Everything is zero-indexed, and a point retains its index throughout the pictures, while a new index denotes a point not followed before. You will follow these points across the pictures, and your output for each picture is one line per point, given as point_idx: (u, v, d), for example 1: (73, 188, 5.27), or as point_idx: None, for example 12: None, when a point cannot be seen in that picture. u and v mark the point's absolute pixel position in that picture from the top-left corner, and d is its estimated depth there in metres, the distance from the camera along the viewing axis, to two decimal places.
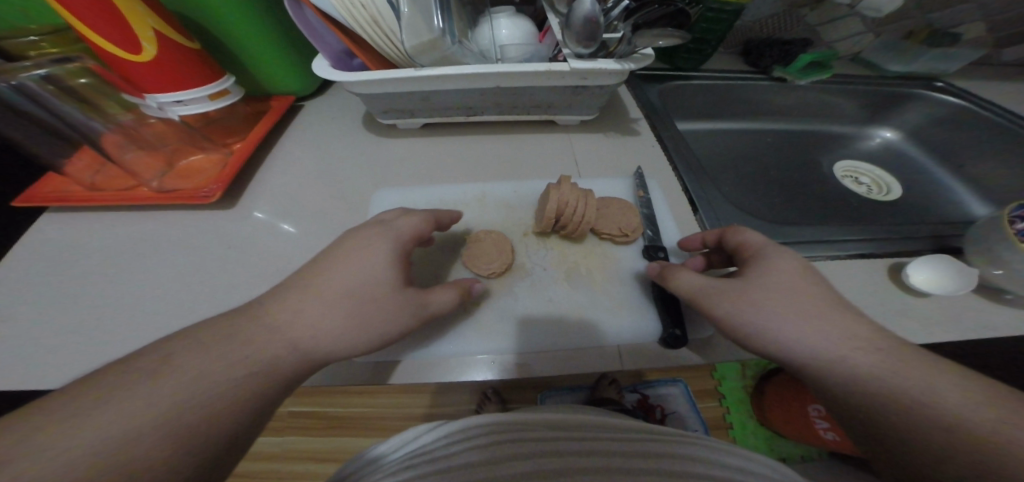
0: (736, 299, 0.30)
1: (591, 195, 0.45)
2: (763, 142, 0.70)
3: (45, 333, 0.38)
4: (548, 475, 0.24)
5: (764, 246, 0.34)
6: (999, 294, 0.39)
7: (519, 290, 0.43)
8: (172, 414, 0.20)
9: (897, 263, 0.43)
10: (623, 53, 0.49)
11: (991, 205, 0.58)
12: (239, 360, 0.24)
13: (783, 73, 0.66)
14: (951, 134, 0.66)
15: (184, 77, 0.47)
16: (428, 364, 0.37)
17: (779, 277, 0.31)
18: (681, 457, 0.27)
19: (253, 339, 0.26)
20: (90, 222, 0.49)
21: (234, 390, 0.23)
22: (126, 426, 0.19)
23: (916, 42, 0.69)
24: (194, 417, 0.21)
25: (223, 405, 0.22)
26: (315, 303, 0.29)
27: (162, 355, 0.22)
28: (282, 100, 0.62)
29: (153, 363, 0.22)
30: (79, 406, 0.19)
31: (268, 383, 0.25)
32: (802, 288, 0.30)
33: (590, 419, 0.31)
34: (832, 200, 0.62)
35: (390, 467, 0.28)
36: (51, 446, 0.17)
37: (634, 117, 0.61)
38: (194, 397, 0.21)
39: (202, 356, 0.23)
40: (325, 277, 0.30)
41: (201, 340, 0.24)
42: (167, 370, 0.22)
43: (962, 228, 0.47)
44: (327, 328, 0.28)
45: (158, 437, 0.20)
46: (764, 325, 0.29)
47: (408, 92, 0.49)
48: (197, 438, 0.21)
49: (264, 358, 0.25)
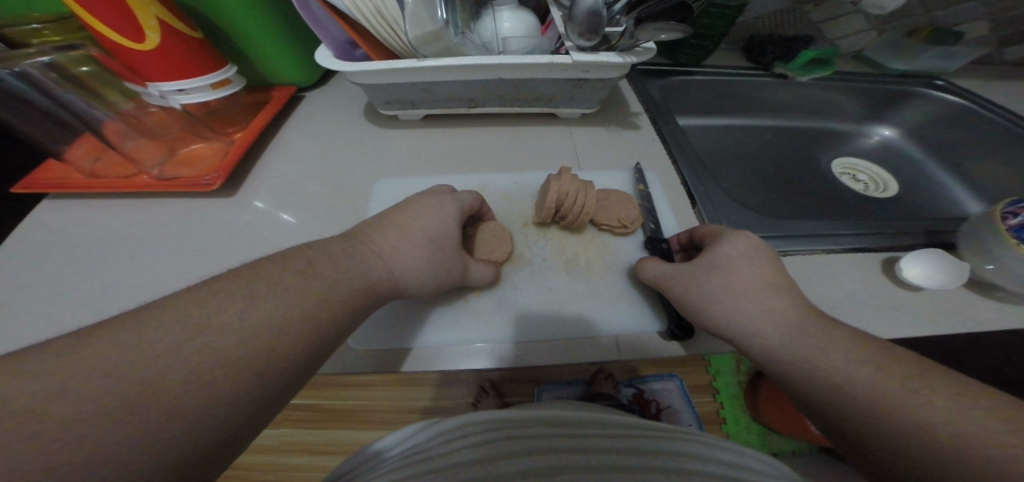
0: (684, 285, 0.36)
1: (591, 186, 0.45)
2: (763, 138, 0.70)
3: (53, 315, 0.39)
4: (561, 471, 0.24)
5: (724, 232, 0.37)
6: (988, 289, 0.40)
7: (519, 279, 0.44)
8: (314, 307, 0.25)
9: (890, 257, 0.44)
10: (624, 47, 0.49)
11: (987, 202, 0.59)
12: (356, 272, 0.29)
13: (784, 70, 0.67)
14: (950, 132, 0.67)
15: (188, 67, 0.47)
16: (431, 351, 0.38)
17: (731, 268, 0.34)
18: (672, 452, 0.27)
19: (354, 263, 0.30)
20: (93, 208, 0.49)
21: (341, 303, 0.27)
22: (285, 310, 0.24)
23: (917, 41, 0.69)
24: (308, 328, 0.24)
25: (345, 305, 0.27)
26: (402, 242, 0.34)
27: (303, 261, 0.28)
28: (282, 92, 0.62)
29: (299, 265, 0.27)
30: (233, 296, 0.23)
31: (372, 296, 0.30)
32: (760, 277, 0.33)
33: (589, 415, 0.31)
34: (829, 197, 0.62)
35: (387, 466, 0.28)
36: (240, 318, 0.22)
37: (635, 111, 0.61)
38: (327, 297, 0.26)
39: (329, 265, 0.28)
40: (408, 223, 0.35)
41: (328, 252, 0.29)
42: (308, 274, 0.27)
43: (956, 224, 0.47)
44: (414, 264, 0.34)
45: (305, 323, 0.24)
46: (696, 311, 0.34)
47: (411, 83, 0.49)
48: (328, 334, 0.26)
49: (373, 276, 0.30)
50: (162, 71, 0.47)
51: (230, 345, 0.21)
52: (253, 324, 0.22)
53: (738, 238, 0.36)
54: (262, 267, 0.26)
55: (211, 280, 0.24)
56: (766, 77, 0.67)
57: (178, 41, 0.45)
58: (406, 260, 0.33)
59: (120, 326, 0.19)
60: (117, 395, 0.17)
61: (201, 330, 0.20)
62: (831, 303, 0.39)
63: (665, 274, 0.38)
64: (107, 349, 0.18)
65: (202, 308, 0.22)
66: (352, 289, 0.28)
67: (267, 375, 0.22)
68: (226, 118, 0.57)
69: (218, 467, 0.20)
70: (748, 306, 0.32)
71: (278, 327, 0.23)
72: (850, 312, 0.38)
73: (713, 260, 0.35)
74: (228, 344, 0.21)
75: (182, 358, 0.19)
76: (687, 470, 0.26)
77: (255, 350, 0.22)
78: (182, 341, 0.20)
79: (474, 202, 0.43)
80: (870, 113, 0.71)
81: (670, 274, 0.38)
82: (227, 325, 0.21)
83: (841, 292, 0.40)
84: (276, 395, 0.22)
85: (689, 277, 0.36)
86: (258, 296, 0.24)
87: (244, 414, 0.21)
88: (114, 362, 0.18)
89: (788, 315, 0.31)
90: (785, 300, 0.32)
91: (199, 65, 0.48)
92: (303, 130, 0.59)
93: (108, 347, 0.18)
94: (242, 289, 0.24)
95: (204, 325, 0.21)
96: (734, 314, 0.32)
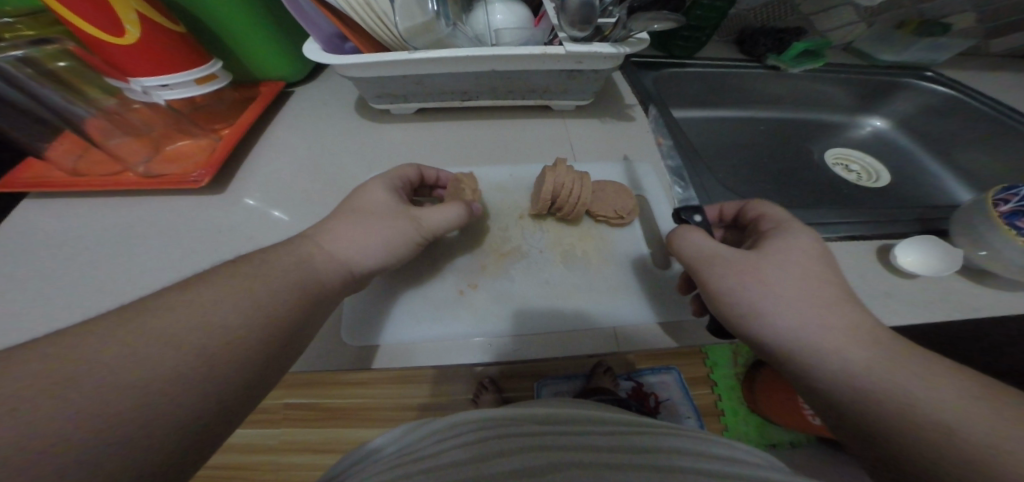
0: (751, 279, 0.29)
1: (587, 177, 0.45)
2: (756, 129, 0.71)
3: (35, 316, 0.37)
4: (554, 468, 0.23)
5: (785, 223, 0.33)
6: (980, 274, 0.41)
7: (515, 272, 0.43)
8: (266, 302, 0.26)
9: (885, 245, 0.44)
10: (618, 37, 0.48)
11: (976, 191, 0.60)
12: (306, 265, 0.30)
13: (777, 61, 0.66)
14: (940, 122, 0.67)
15: (170, 61, 0.46)
16: (399, 347, 0.38)
17: (803, 255, 0.29)
18: (667, 450, 0.26)
19: (300, 258, 0.30)
20: (77, 207, 0.48)
21: (294, 298, 0.28)
22: (235, 309, 0.24)
23: (908, 32, 0.69)
24: (259, 322, 0.25)
25: (302, 299, 0.28)
26: (340, 227, 0.34)
27: (253, 262, 0.28)
28: (271, 87, 0.60)
29: (245, 269, 0.28)
30: (172, 304, 0.23)
31: (325, 283, 0.31)
32: (826, 273, 0.29)
33: (578, 412, 0.30)
34: (822, 187, 0.62)
35: (373, 468, 0.27)
36: (187, 321, 0.22)
37: (629, 103, 0.61)
38: (281, 291, 0.27)
39: (280, 263, 0.29)
40: (345, 211, 0.36)
41: (274, 254, 0.30)
42: (256, 272, 0.27)
43: (948, 212, 0.48)
44: (357, 245, 0.33)
45: (259, 319, 0.25)
46: (769, 309, 0.27)
47: (402, 76, 0.49)
48: (284, 327, 0.26)
49: (321, 266, 0.31)
50: (143, 66, 0.45)
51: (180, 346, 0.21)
52: (203, 324, 0.23)
53: (800, 228, 0.32)
54: (205, 277, 0.26)
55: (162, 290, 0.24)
56: (758, 69, 0.67)
57: (158, 34, 0.44)
58: (349, 242, 0.33)
59: (53, 343, 0.19)
60: (53, 406, 0.17)
61: (140, 338, 0.21)
62: None
63: (722, 255, 0.31)
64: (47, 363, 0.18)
65: (141, 319, 0.22)
66: (305, 281, 0.29)
67: (221, 372, 0.22)
68: (213, 114, 0.56)
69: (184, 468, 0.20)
70: (825, 300, 0.27)
71: (227, 326, 0.23)
72: None
73: (786, 245, 0.30)
74: (172, 346, 0.21)
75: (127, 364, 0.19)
76: (684, 469, 0.24)
77: (203, 349, 0.22)
78: (126, 348, 0.20)
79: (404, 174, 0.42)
80: (862, 104, 0.72)
81: (729, 256, 0.31)
82: (174, 329, 0.22)
83: None
84: (242, 391, 0.23)
85: (754, 263, 0.30)
86: (205, 298, 0.24)
87: (201, 413, 0.21)
88: (56, 374, 0.18)
89: (846, 307, 0.27)
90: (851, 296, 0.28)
91: (180, 58, 0.47)
92: (293, 126, 0.58)
93: (41, 364, 0.18)
94: (185, 296, 0.24)
95: (144, 334, 0.21)
96: (811, 307, 0.27)
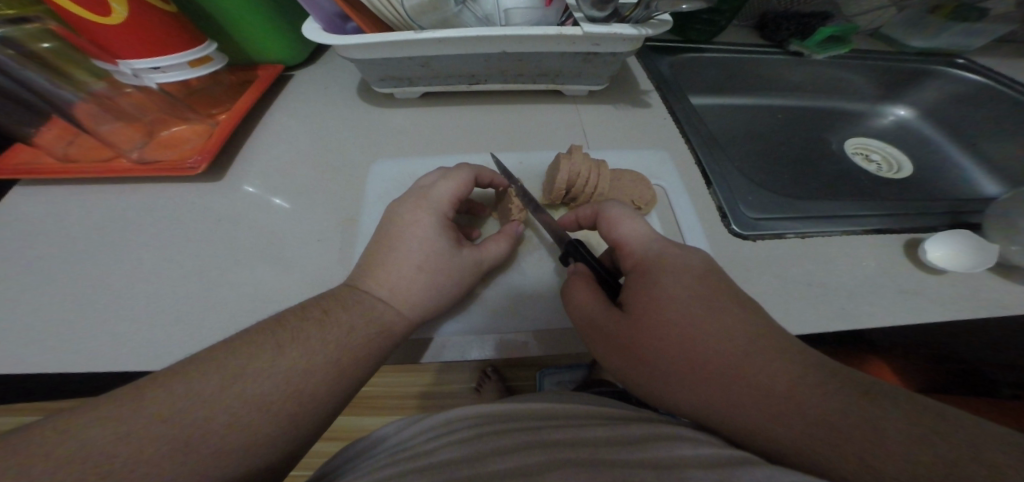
0: (626, 360, 0.27)
1: (603, 166, 0.43)
2: (774, 118, 0.68)
3: (26, 305, 0.36)
4: (533, 470, 0.18)
5: (658, 267, 0.29)
6: (1011, 271, 0.39)
7: (525, 264, 0.43)
8: (331, 359, 0.26)
9: (913, 239, 0.42)
10: (639, 18, 0.45)
11: (1001, 184, 0.58)
12: (370, 316, 0.30)
13: (800, 47, 0.63)
14: (964, 112, 0.65)
15: (162, 42, 0.44)
16: (436, 345, 0.36)
17: (679, 310, 0.26)
18: (662, 440, 0.21)
19: (364, 304, 0.31)
20: (67, 194, 0.46)
21: (362, 344, 0.28)
22: (311, 356, 0.25)
23: (939, 17, 0.66)
24: (327, 373, 0.25)
25: (367, 349, 0.28)
26: (400, 263, 0.34)
27: (321, 309, 0.29)
28: (269, 70, 0.58)
29: (318, 314, 0.28)
30: (261, 348, 0.25)
31: (390, 333, 0.30)
32: (705, 333, 0.24)
33: (580, 408, 0.26)
34: (839, 177, 0.60)
35: (375, 461, 0.26)
36: (263, 379, 0.23)
37: (644, 89, 0.58)
38: (347, 344, 0.27)
39: (344, 310, 0.29)
40: (403, 244, 0.35)
41: (342, 300, 0.30)
42: (324, 321, 0.28)
43: (979, 205, 0.46)
44: (415, 282, 0.33)
45: (324, 376, 0.25)
46: (654, 392, 0.25)
47: (409, 58, 0.46)
48: (352, 375, 0.27)
49: (387, 320, 0.31)
50: (131, 46, 0.43)
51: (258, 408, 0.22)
52: (276, 383, 0.23)
53: (679, 266, 0.29)
54: (288, 319, 0.27)
55: (242, 333, 0.26)
56: (778, 55, 0.64)
57: (148, 13, 0.41)
58: (412, 284, 0.33)
59: (162, 379, 0.21)
60: (164, 441, 0.19)
61: (234, 380, 0.22)
62: (849, 286, 0.38)
63: (601, 327, 0.29)
64: (146, 417, 0.19)
65: (237, 358, 0.23)
66: (372, 333, 0.29)
67: (294, 416, 0.23)
68: (209, 99, 0.54)
69: None
70: (703, 368, 0.23)
71: (304, 371, 0.25)
72: (870, 295, 0.37)
73: (653, 302, 0.27)
74: (258, 394, 0.22)
75: (209, 425, 0.20)
76: (673, 462, 0.18)
77: (280, 397, 0.23)
78: (211, 407, 0.21)
79: (457, 185, 0.39)
80: (884, 93, 0.69)
81: (606, 329, 0.28)
82: (252, 390, 0.22)
83: (862, 275, 0.39)
84: (302, 439, 0.24)
85: (633, 338, 0.27)
86: (278, 351, 0.25)
87: (275, 455, 0.22)
88: (173, 413, 0.20)
89: (735, 369, 0.23)
90: (771, 346, 0.23)
91: (171, 38, 0.44)
92: (293, 112, 0.56)
93: (155, 398, 0.20)
94: (262, 346, 0.25)
95: (238, 375, 0.23)
96: (692, 389, 0.23)
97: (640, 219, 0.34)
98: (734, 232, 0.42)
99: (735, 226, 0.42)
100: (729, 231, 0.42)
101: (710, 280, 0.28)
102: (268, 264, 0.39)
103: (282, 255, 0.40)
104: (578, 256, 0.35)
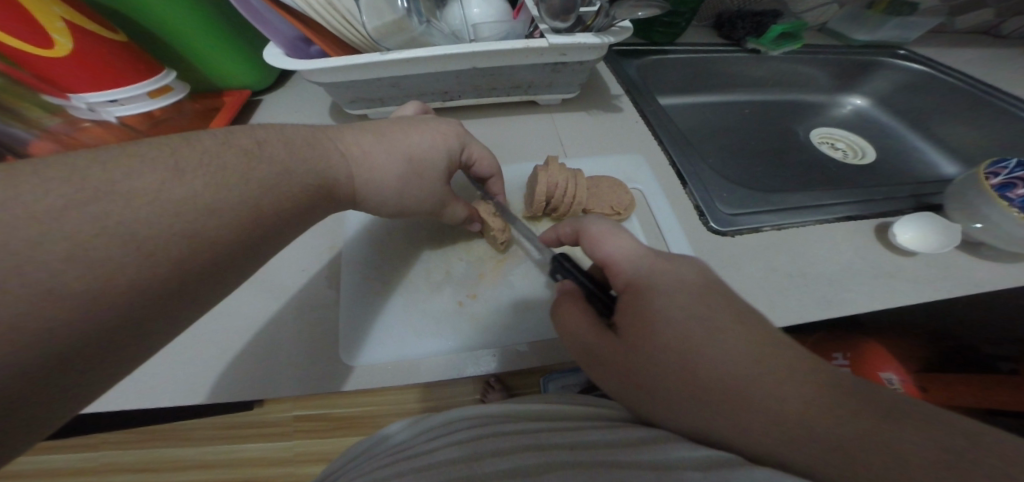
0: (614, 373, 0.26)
1: (580, 175, 0.43)
2: (741, 113, 0.70)
3: None
4: (529, 472, 0.18)
5: (645, 279, 0.29)
6: (975, 247, 0.41)
7: (514, 277, 0.43)
8: (282, 205, 0.24)
9: (881, 223, 0.44)
10: (601, 27, 0.46)
11: (958, 163, 0.61)
12: (310, 171, 0.26)
13: (757, 44, 0.66)
14: (917, 98, 0.69)
15: (114, 74, 0.42)
16: (401, 365, 0.37)
17: (662, 317, 0.26)
18: (658, 441, 0.20)
19: (309, 161, 0.27)
20: None
21: (289, 201, 0.25)
22: (227, 198, 0.21)
23: (878, 11, 0.70)
24: (243, 218, 0.21)
25: (293, 204, 0.25)
26: (367, 144, 0.31)
27: (251, 142, 0.24)
28: (235, 95, 0.56)
29: (248, 147, 0.24)
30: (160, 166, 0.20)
31: (327, 194, 0.28)
32: (687, 333, 0.25)
33: (575, 407, 0.26)
34: (807, 165, 0.63)
35: (369, 465, 0.25)
36: (196, 202, 0.20)
37: (615, 93, 0.60)
38: (291, 189, 0.25)
39: (283, 153, 0.25)
40: (386, 134, 0.33)
41: (286, 142, 0.26)
42: (254, 157, 0.24)
43: (939, 187, 0.48)
44: (384, 171, 0.31)
45: (268, 217, 0.23)
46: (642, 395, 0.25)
47: (377, 79, 0.46)
48: (266, 224, 0.23)
49: (327, 181, 0.28)
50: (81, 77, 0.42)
51: (195, 237, 0.19)
52: (207, 205, 0.20)
53: (661, 281, 0.28)
54: (203, 143, 0.22)
55: (116, 146, 0.20)
56: (737, 53, 0.67)
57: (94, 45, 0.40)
58: (372, 169, 0.31)
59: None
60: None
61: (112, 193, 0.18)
62: (828, 273, 0.39)
63: (590, 347, 0.29)
64: None
65: (116, 170, 0.18)
66: (304, 195, 0.26)
67: (189, 258, 0.19)
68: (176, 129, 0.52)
69: (127, 340, 0.18)
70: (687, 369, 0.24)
71: (216, 208, 0.20)
72: (849, 282, 0.38)
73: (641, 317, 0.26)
74: (145, 218, 0.18)
75: (133, 252, 0.17)
76: (669, 464, 0.18)
77: (179, 230, 0.19)
78: (121, 211, 0.17)
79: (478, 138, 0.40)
80: (841, 83, 0.72)
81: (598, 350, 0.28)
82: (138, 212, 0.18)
83: (838, 261, 0.40)
84: (192, 282, 0.20)
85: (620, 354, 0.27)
86: (200, 176, 0.20)
87: (159, 293, 0.18)
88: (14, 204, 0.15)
89: (720, 373, 0.23)
90: (755, 349, 0.24)
91: (124, 66, 0.43)
92: None
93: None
94: (177, 163, 0.20)
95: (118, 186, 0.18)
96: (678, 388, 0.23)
97: (621, 228, 0.33)
98: (713, 229, 0.43)
99: (713, 223, 0.43)
100: (708, 228, 0.43)
101: (694, 287, 0.28)
102: (255, 297, 0.38)
103: (273, 285, 0.39)
104: (566, 271, 0.35)
